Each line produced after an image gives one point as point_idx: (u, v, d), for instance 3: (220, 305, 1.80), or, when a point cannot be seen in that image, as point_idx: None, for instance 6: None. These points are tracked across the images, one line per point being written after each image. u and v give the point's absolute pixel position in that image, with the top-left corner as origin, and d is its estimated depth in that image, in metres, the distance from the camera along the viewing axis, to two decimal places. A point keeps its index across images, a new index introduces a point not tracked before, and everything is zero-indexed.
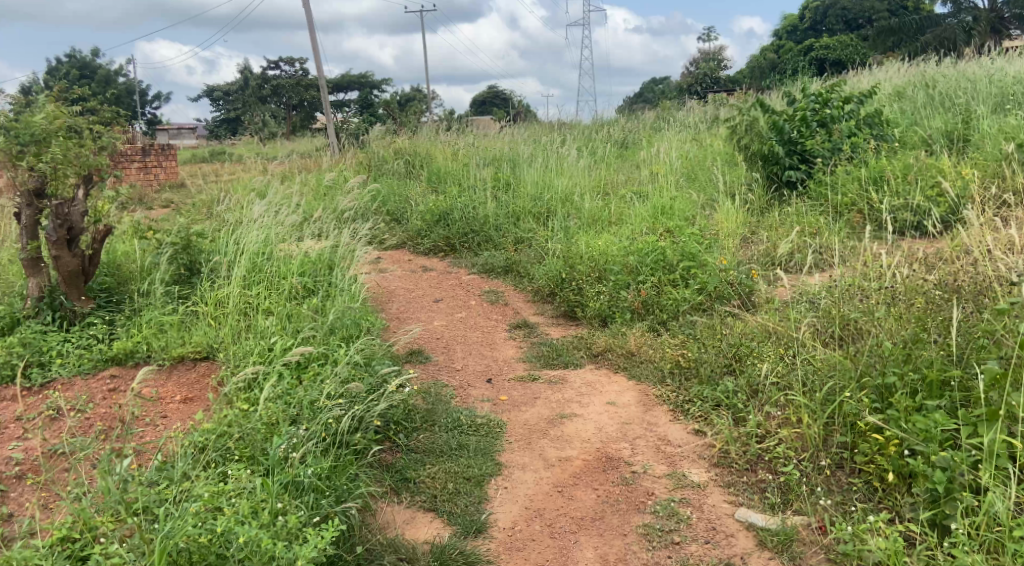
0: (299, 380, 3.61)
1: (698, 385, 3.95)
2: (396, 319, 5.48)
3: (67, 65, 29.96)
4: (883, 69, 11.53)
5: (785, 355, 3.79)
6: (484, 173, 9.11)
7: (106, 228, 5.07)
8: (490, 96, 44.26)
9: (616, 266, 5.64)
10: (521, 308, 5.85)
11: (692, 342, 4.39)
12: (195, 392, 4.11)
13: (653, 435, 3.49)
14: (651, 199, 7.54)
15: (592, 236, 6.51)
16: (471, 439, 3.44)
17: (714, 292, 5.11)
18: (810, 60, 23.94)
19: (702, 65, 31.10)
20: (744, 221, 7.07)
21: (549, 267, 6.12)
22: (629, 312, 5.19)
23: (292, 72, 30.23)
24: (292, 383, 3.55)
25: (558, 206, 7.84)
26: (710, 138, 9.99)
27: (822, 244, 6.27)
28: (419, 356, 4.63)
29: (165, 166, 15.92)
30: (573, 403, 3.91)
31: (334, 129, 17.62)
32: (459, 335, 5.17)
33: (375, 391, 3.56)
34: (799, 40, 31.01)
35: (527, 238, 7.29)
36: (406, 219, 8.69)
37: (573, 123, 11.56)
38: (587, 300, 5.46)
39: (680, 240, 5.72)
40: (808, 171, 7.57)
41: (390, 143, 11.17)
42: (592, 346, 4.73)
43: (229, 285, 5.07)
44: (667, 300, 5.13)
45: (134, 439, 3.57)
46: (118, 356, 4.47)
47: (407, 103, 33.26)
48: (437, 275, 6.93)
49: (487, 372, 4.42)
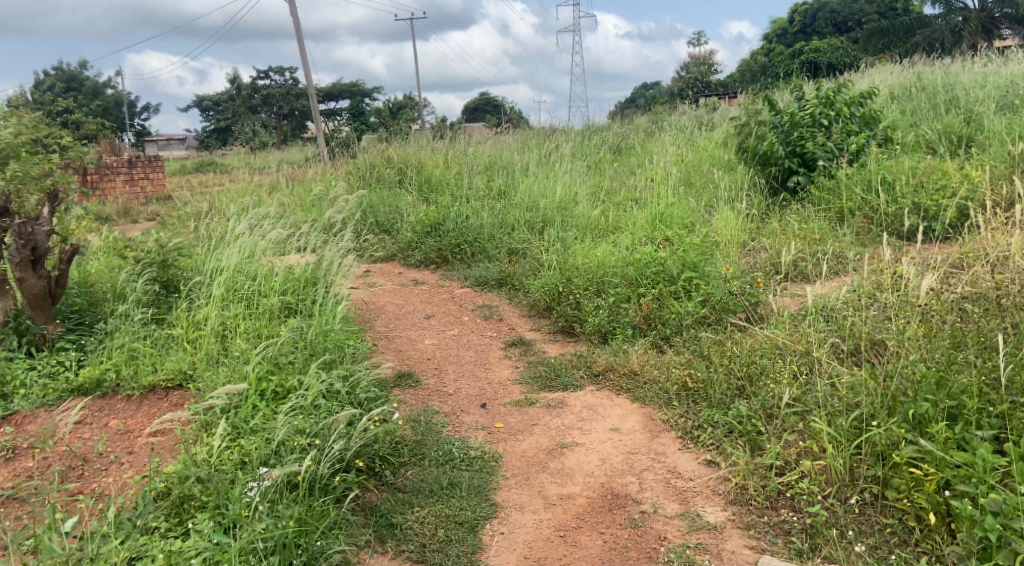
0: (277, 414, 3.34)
1: (707, 408, 3.69)
2: (385, 338, 5.20)
3: (54, 77, 29.70)
4: (881, 70, 11.32)
5: (800, 376, 3.53)
6: (476, 182, 8.85)
7: (74, 246, 4.75)
8: (482, 103, 44.04)
9: (615, 278, 5.38)
10: (516, 323, 5.58)
11: (698, 360, 4.14)
12: (166, 423, 3.84)
13: (661, 467, 3.22)
14: (649, 206, 7.29)
15: (588, 247, 6.25)
16: (463, 476, 3.15)
17: (719, 305, 4.85)
18: (803, 61, 23.80)
19: (693, 70, 30.99)
20: (745, 229, 6.84)
21: (544, 280, 5.85)
22: (630, 327, 4.93)
23: (282, 82, 29.95)
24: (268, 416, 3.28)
25: (552, 214, 7.58)
26: (707, 142, 9.76)
27: (828, 252, 6.04)
28: (409, 379, 4.35)
29: (152, 178, 15.59)
30: (574, 429, 3.63)
31: (324, 138, 17.35)
32: (451, 355, 4.89)
33: (358, 424, 3.27)
34: (790, 43, 30.94)
35: (522, 249, 7.03)
36: (396, 230, 8.41)
37: (566, 129, 11.32)
38: (585, 315, 5.20)
39: (681, 249, 5.46)
40: (810, 175, 7.34)
41: (379, 152, 10.91)
42: (592, 365, 4.46)
43: (207, 306, 4.79)
44: (670, 313, 4.88)
45: (97, 480, 3.29)
46: (85, 385, 4.18)
47: (399, 110, 33.01)
48: (428, 289, 6.66)
49: (481, 396, 4.14)
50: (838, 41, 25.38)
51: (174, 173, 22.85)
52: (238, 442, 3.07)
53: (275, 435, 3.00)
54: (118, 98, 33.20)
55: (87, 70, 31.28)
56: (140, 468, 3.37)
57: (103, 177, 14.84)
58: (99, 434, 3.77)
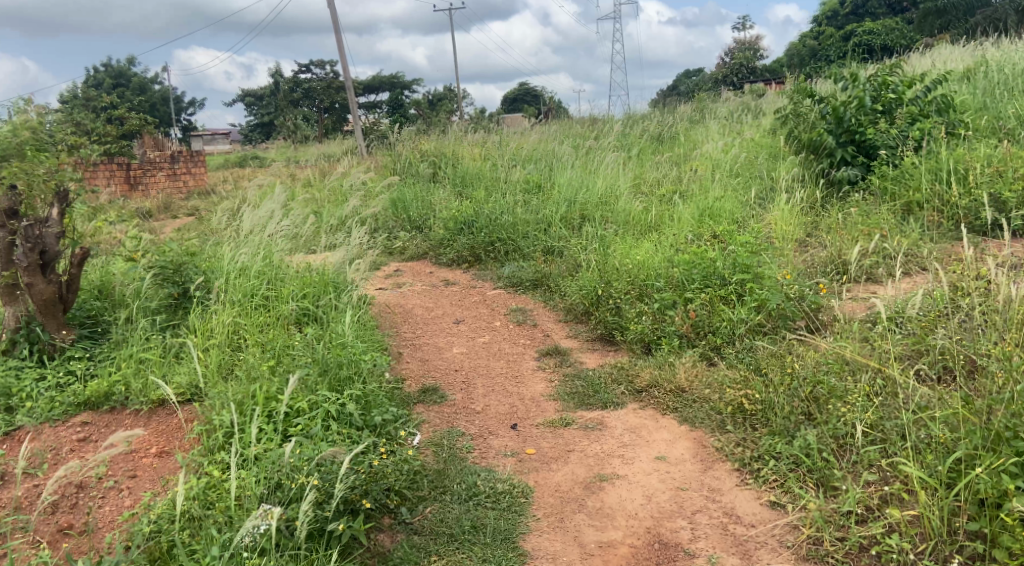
0: (285, 441, 3.02)
1: (768, 436, 3.24)
2: (410, 346, 4.86)
3: (103, 75, 30.21)
4: (944, 51, 10.55)
5: (878, 402, 3.07)
6: (512, 175, 8.45)
7: (85, 250, 4.46)
8: (521, 93, 43.36)
9: (660, 281, 4.94)
10: (552, 330, 5.18)
11: (756, 377, 3.69)
12: (173, 442, 3.57)
13: (717, 509, 2.84)
14: (696, 200, 6.80)
15: (631, 245, 5.80)
16: (488, 515, 2.80)
17: (777, 312, 4.38)
18: (857, 44, 22.75)
19: (738, 55, 30.01)
20: (801, 224, 6.32)
21: (582, 282, 5.44)
22: (677, 337, 4.48)
23: (322, 75, 29.91)
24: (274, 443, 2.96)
25: (592, 209, 7.14)
26: (756, 130, 9.19)
27: (896, 250, 5.48)
28: (434, 394, 4.00)
29: (194, 173, 15.50)
30: (614, 458, 3.24)
31: (362, 131, 17.11)
32: (481, 366, 4.53)
33: (371, 455, 2.94)
34: (841, 26, 29.74)
35: (558, 248, 6.62)
36: (429, 227, 8.08)
37: (607, 119, 10.83)
38: (626, 322, 4.77)
39: (732, 249, 4.99)
40: (871, 166, 6.78)
41: (414, 144, 10.57)
42: (634, 380, 4.05)
43: (223, 313, 4.50)
44: (721, 322, 4.44)
45: (96, 512, 3.05)
46: (93, 400, 3.94)
47: (438, 102, 32.74)
48: (459, 291, 6.30)
49: (512, 415, 3.77)
50: (893, 22, 24.20)
51: (217, 167, 22.96)
52: (240, 472, 2.77)
53: (280, 470, 2.69)
54: (166, 94, 33.63)
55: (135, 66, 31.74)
56: (138, 498, 3.08)
57: (144, 173, 14.78)
58: (101, 455, 3.51)
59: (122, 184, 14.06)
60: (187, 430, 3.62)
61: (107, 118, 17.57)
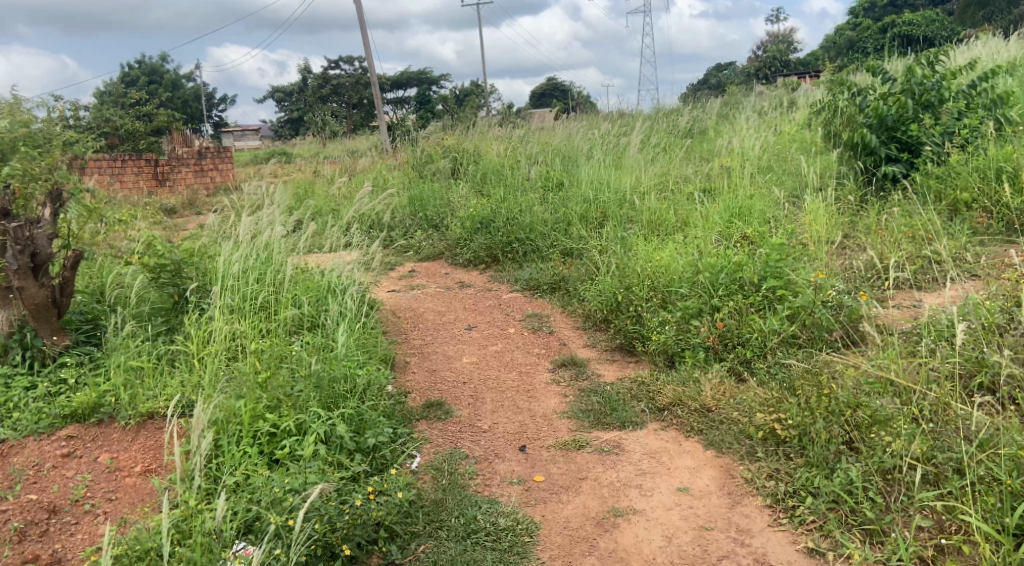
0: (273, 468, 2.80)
1: (804, 468, 2.91)
2: (418, 355, 4.60)
3: (138, 71, 30.51)
4: (990, 42, 10.00)
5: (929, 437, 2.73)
6: (532, 172, 8.14)
7: (78, 252, 4.26)
8: (550, 88, 42.98)
9: (684, 287, 4.60)
10: (569, 338, 4.88)
11: (790, 397, 3.35)
12: (159, 460, 3.36)
13: (746, 556, 2.56)
14: (725, 198, 6.43)
15: (654, 247, 5.46)
16: (487, 557, 2.54)
17: (811, 322, 4.04)
18: (896, 35, 22.01)
19: (772, 48, 29.26)
20: (837, 224, 5.92)
21: (601, 286, 5.12)
22: (703, 349, 4.15)
23: (351, 70, 29.84)
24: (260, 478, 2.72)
25: (615, 208, 6.81)
26: (789, 124, 8.76)
27: (942, 254, 5.07)
28: (439, 409, 3.73)
29: (222, 169, 15.06)
30: (631, 489, 2.96)
31: (387, 126, 16.92)
32: (491, 378, 4.24)
33: (361, 488, 2.71)
34: (878, 18, 28.87)
35: (579, 249, 6.31)
36: (446, 225, 7.82)
37: (633, 114, 10.46)
38: (648, 331, 4.45)
39: (762, 251, 4.63)
40: (913, 163, 6.33)
41: (435, 140, 10.31)
42: (656, 397, 3.73)
43: (220, 319, 4.27)
44: (750, 333, 4.10)
45: (68, 543, 2.85)
46: (80, 412, 3.72)
47: (465, 97, 32.49)
48: (474, 293, 6.03)
49: (521, 435, 3.48)
50: (932, 13, 23.38)
51: (246, 162, 22.93)
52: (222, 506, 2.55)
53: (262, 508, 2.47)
54: (197, 91, 33.85)
55: (168, 63, 31.97)
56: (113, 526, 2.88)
57: (172, 169, 14.30)
58: (82, 473, 3.30)
59: (148, 180, 14.03)
60: (175, 447, 3.41)
61: (137, 114, 17.61)
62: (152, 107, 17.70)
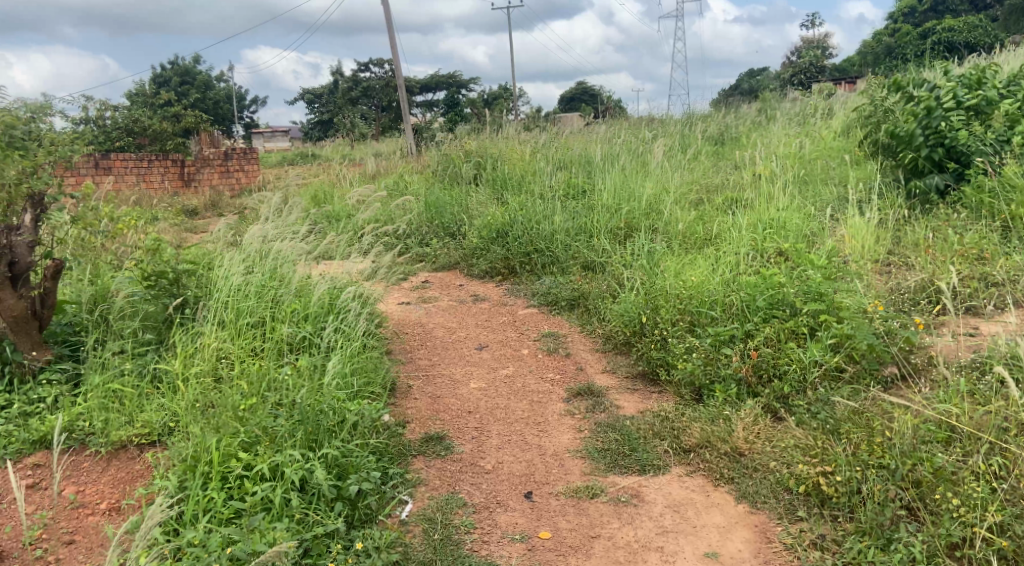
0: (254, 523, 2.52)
1: (854, 536, 2.60)
2: (422, 378, 4.24)
3: (172, 72, 30.71)
4: None
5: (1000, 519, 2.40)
6: (554, 178, 7.76)
7: (59, 262, 3.92)
8: (579, 92, 42.56)
9: (715, 309, 4.18)
10: (587, 361, 4.50)
11: (836, 444, 2.97)
12: (126, 496, 3.04)
13: None
14: (761, 210, 5.97)
15: (683, 264, 5.06)
16: None
17: (857, 353, 3.61)
18: (936, 42, 21.26)
19: (806, 54, 28.56)
20: (881, 240, 5.44)
21: (624, 305, 4.72)
22: (735, 382, 3.72)
23: (381, 74, 29.75)
24: (232, 536, 2.42)
25: (641, 219, 6.41)
26: (826, 131, 8.27)
27: (1000, 276, 4.57)
28: (438, 444, 3.37)
29: (248, 170, 14.91)
30: (653, 552, 2.65)
31: (414, 129, 16.62)
32: (499, 407, 3.86)
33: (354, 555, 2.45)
34: (917, 24, 28.00)
35: (601, 262, 5.93)
36: (464, 234, 7.47)
37: (663, 119, 10.05)
38: (673, 358, 4.03)
39: (802, 270, 4.18)
40: (962, 172, 5.79)
41: (456, 143, 9.98)
42: (681, 436, 3.34)
43: (209, 336, 3.95)
44: (789, 365, 3.67)
45: None
46: (49, 438, 3.41)
47: (493, 101, 32.24)
48: (488, 308, 5.67)
49: (528, 476, 3.13)
50: (975, 18, 22.59)
51: (273, 162, 22.84)
52: None
53: None
54: (230, 92, 34.01)
55: (201, 64, 32.13)
56: None
57: (198, 169, 14.17)
58: (42, 509, 2.99)
59: (174, 180, 13.81)
60: (145, 482, 3.10)
61: (167, 116, 17.47)
62: (181, 108, 17.64)
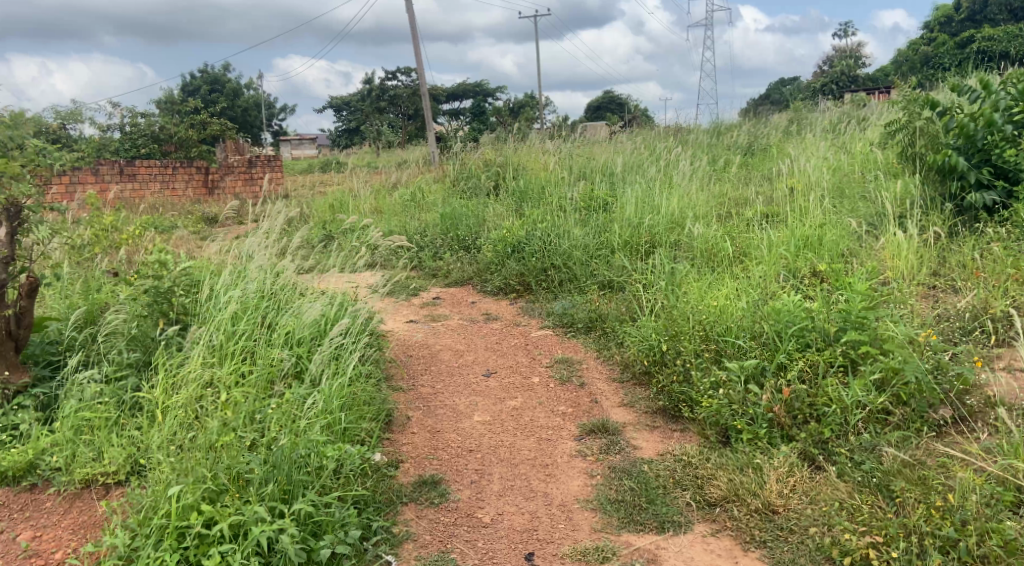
0: None
1: None
2: (421, 409, 3.89)
3: (202, 81, 30.91)
4: None
5: None
6: (574, 189, 7.40)
7: (33, 279, 3.65)
8: (606, 101, 42.16)
9: (744, 338, 3.77)
10: (603, 392, 4.12)
11: (886, 506, 2.61)
12: (81, 547, 2.75)
13: None
14: (793, 226, 5.55)
15: (708, 285, 4.66)
16: None
17: (905, 393, 3.20)
18: (975, 52, 20.51)
19: (839, 62, 27.88)
20: (925, 260, 4.99)
21: (643, 331, 4.33)
22: (767, 425, 3.30)
23: (407, 82, 29.62)
24: None
25: (664, 234, 6.03)
26: (863, 141, 7.81)
27: None
28: (430, 490, 3.03)
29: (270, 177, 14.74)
30: None
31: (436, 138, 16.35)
32: (504, 446, 3.50)
33: None
34: (955, 32, 27.14)
35: (620, 281, 5.55)
36: (479, 247, 7.13)
37: (689, 128, 9.65)
38: (698, 394, 3.63)
39: (841, 295, 3.75)
40: (1011, 189, 5.25)
41: (476, 153, 9.67)
42: (704, 488, 2.96)
43: (190, 360, 3.64)
44: (828, 405, 3.26)
45: None
46: (9, 472, 3.12)
47: (519, 109, 31.97)
48: (499, 328, 5.31)
49: (530, 532, 2.79)
50: (1017, 26, 21.74)
51: (298, 170, 22.74)
52: None
53: None
54: (259, 99, 34.18)
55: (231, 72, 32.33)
56: None
57: (221, 176, 14.04)
58: None
59: (197, 188, 13.67)
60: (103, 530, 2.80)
61: (195, 123, 17.40)
62: (208, 115, 17.58)
